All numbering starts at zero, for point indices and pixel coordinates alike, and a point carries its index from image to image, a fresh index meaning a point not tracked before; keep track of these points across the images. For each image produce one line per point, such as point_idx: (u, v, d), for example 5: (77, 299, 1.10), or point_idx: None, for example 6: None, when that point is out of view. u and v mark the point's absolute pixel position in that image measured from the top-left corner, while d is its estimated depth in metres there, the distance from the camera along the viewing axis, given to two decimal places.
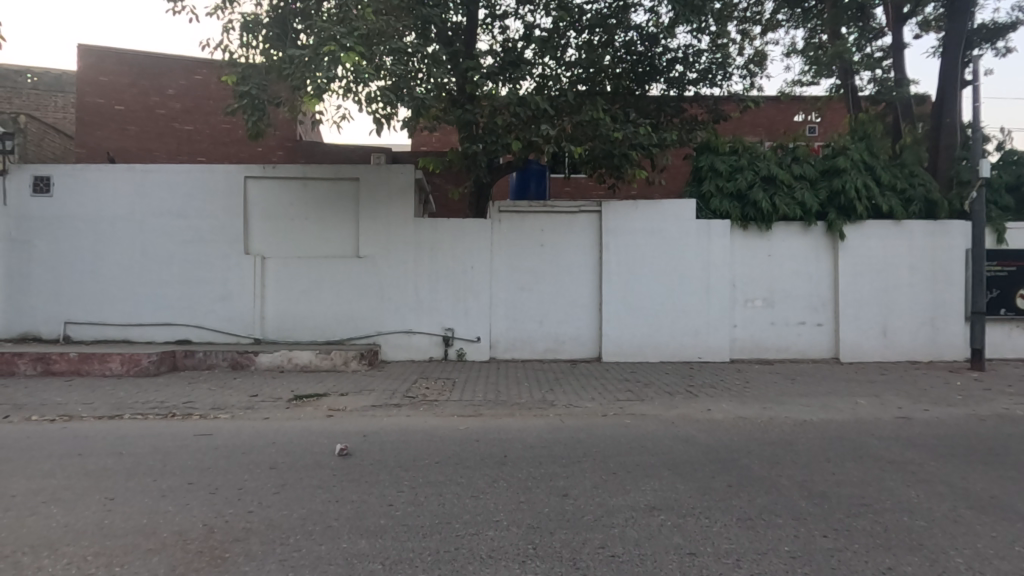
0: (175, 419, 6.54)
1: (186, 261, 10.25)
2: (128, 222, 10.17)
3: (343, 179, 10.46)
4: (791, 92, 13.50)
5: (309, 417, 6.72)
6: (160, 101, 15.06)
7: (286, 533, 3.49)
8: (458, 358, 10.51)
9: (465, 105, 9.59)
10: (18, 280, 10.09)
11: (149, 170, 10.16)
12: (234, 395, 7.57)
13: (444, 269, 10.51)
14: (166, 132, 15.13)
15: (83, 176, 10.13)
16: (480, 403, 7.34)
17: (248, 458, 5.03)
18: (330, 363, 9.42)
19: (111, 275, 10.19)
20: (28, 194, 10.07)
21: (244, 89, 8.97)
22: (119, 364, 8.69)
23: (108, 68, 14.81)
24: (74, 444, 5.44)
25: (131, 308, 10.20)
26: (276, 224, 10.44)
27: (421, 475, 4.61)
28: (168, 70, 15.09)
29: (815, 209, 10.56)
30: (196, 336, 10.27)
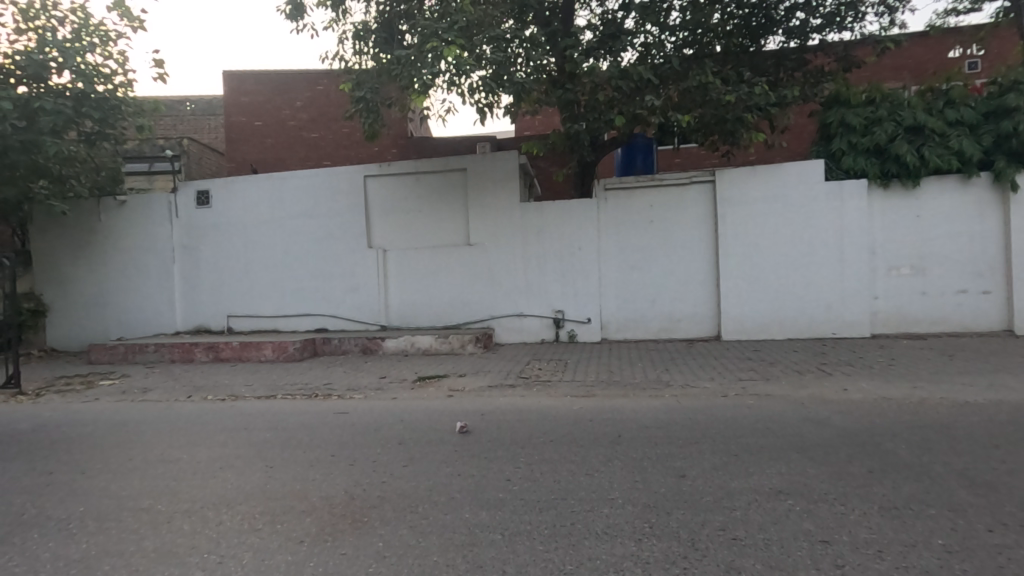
0: (318, 399, 7.32)
1: (320, 257, 11.33)
2: (271, 225, 11.44)
3: (452, 170, 10.88)
4: (943, 24, 11.65)
5: (431, 397, 7.19)
6: (290, 114, 16.66)
7: (415, 502, 3.79)
8: (570, 339, 10.57)
9: (566, 85, 9.48)
10: (190, 281, 11.73)
11: (285, 177, 11.32)
12: (366, 377, 8.30)
13: (552, 251, 10.58)
14: (296, 141, 16.71)
15: (234, 188, 11.53)
16: (592, 383, 7.37)
17: (380, 434, 5.51)
18: (448, 347, 9.95)
19: (261, 273, 11.55)
20: (193, 207, 11.64)
21: (360, 94, 9.64)
22: (271, 351, 9.88)
23: (247, 89, 16.64)
24: (240, 419, 6.32)
25: (278, 301, 11.51)
26: (393, 218, 11.16)
27: (536, 453, 4.75)
28: (295, 85, 16.62)
29: (976, 158, 9.12)
30: (332, 325, 11.34)
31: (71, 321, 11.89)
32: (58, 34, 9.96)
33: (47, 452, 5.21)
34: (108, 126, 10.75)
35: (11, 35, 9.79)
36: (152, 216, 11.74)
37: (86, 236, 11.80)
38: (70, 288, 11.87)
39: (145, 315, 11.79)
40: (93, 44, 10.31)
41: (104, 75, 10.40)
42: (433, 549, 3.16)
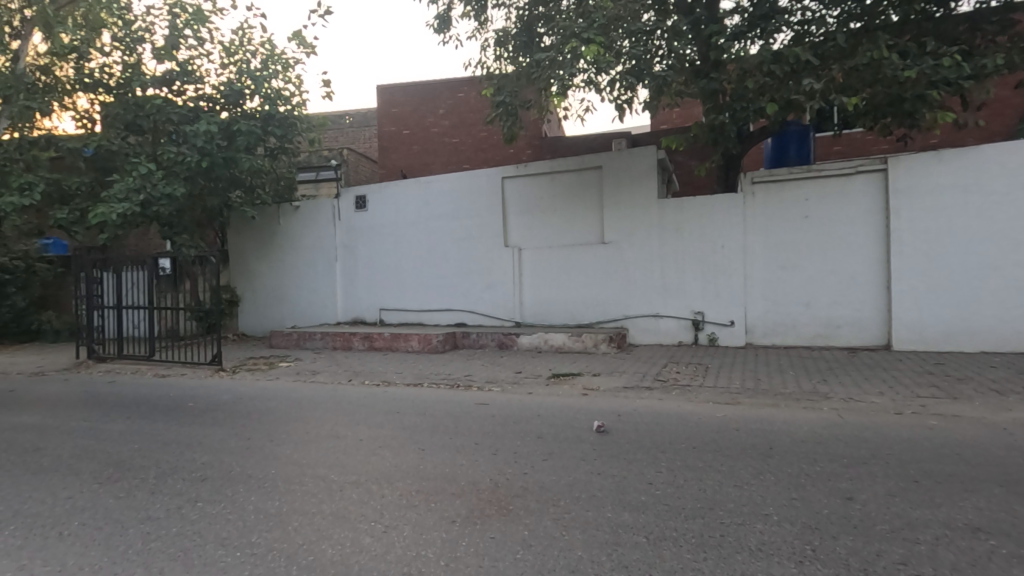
0: (460, 389, 7.78)
1: (460, 255, 11.99)
2: (418, 225, 12.35)
3: (587, 169, 10.87)
4: None
5: (567, 394, 7.27)
6: (434, 121, 17.80)
7: (557, 496, 3.87)
8: (709, 342, 10.03)
9: (710, 74, 8.99)
10: (350, 277, 13.08)
11: (431, 181, 12.15)
12: (503, 371, 8.63)
13: (692, 250, 10.12)
14: (439, 147, 17.81)
15: (387, 192, 12.63)
16: (737, 390, 6.93)
17: (519, 426, 5.71)
18: (581, 345, 9.98)
19: (408, 270, 12.51)
20: (353, 210, 12.95)
21: (500, 98, 10.00)
22: (417, 342, 10.67)
23: (397, 100, 18.06)
24: (394, 404, 6.94)
25: (423, 297, 12.39)
26: (529, 218, 11.44)
27: (678, 458, 4.60)
28: (438, 94, 17.73)
29: None
30: (470, 320, 11.94)
31: (257, 310, 13.88)
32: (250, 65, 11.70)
33: (245, 420, 6.17)
34: (287, 141, 12.40)
35: (217, 69, 11.70)
36: (319, 219, 13.28)
37: (269, 237, 13.68)
38: (257, 283, 13.86)
39: (314, 306, 13.39)
40: (276, 71, 11.96)
41: (284, 97, 12.01)
42: (577, 543, 3.21)
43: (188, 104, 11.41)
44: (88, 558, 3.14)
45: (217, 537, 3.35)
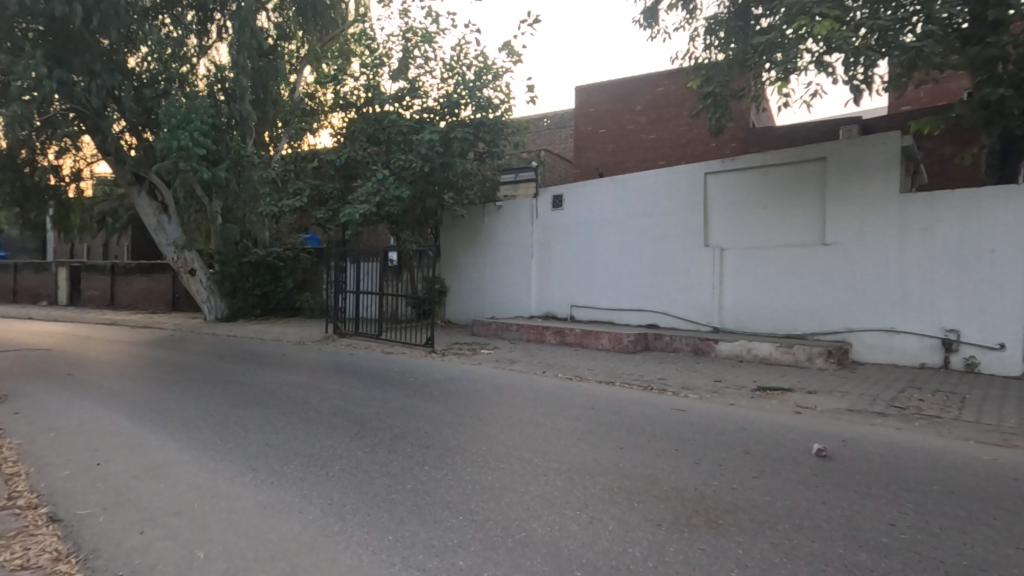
0: (653, 392, 7.60)
1: (655, 255, 11.67)
2: (613, 224, 12.33)
3: (807, 161, 9.71)
4: None
5: (775, 410, 6.61)
6: (631, 118, 17.49)
7: (774, 519, 3.55)
8: (966, 368, 8.23)
9: (985, 38, 7.33)
10: (544, 274, 13.60)
11: (628, 179, 12.04)
12: (700, 378, 8.18)
13: (947, 255, 8.39)
14: (635, 144, 17.41)
15: (583, 191, 12.85)
16: (1011, 432, 5.53)
17: (722, 438, 5.36)
18: (791, 358, 8.98)
19: (601, 269, 12.56)
20: (550, 209, 13.44)
21: (709, 89, 9.42)
22: (608, 340, 10.70)
23: (594, 100, 18.12)
24: (587, 399, 7.06)
25: (614, 295, 12.32)
26: (733, 216, 10.64)
27: (929, 501, 3.86)
28: (636, 90, 17.42)
29: None
30: (663, 322, 11.55)
31: (462, 300, 15.27)
32: (466, 77, 12.89)
33: (456, 399, 6.85)
34: (494, 145, 13.41)
35: (439, 84, 13.10)
36: (519, 217, 14.06)
37: (474, 234, 14.93)
38: (462, 276, 15.24)
39: (510, 300, 14.26)
40: (488, 81, 12.97)
41: (494, 105, 12.95)
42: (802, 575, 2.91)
43: (415, 116, 12.98)
44: (347, 498, 3.80)
45: (442, 499, 3.77)
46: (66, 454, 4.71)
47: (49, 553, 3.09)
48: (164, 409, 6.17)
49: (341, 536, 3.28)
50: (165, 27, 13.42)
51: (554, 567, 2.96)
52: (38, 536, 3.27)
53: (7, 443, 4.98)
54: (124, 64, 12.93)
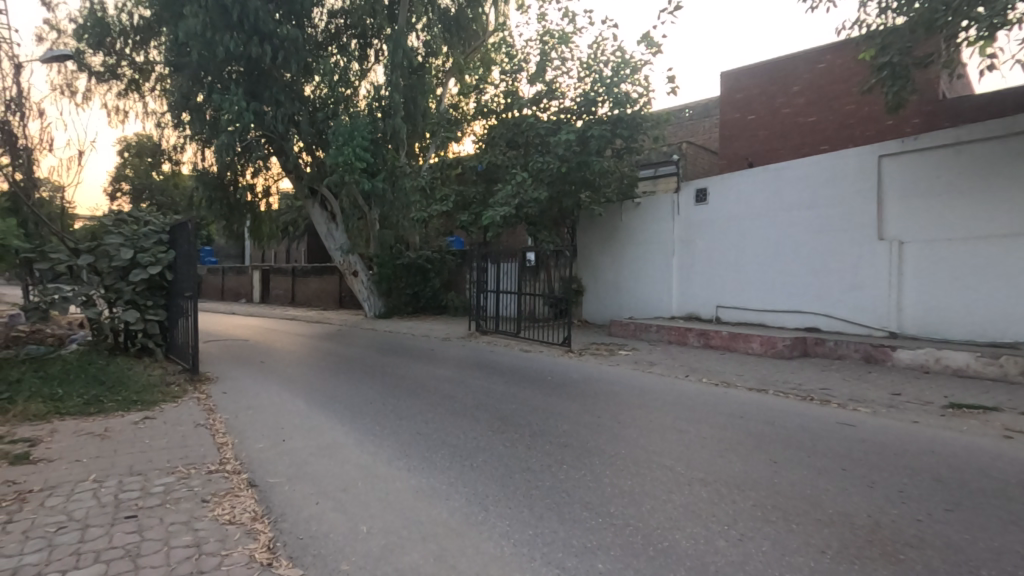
0: (813, 403, 6.84)
1: (816, 251, 10.50)
2: (765, 218, 11.34)
3: (1020, 134, 8.06)
4: None
5: (975, 432, 5.56)
6: (786, 101, 15.70)
7: (974, 563, 2.99)
8: None
9: None
10: (686, 272, 12.94)
11: (784, 168, 10.99)
12: (873, 390, 7.19)
13: None
14: (791, 128, 15.63)
15: (730, 183, 11.99)
16: None
17: (903, 461, 4.65)
18: (997, 371, 7.51)
19: (751, 267, 11.62)
20: (693, 204, 12.75)
21: (885, 59, 8.20)
22: (759, 344, 9.88)
23: (743, 84, 16.51)
24: (736, 407, 6.56)
25: (766, 295, 11.33)
26: (916, 204, 9.20)
27: None
28: (793, 69, 15.55)
29: None
30: (825, 325, 10.36)
31: (599, 300, 15.13)
32: (603, 74, 12.74)
33: (594, 400, 6.80)
34: (633, 141, 13.08)
35: (575, 84, 13.10)
36: (659, 214, 13.54)
37: (611, 233, 14.70)
38: (600, 275, 15.09)
39: (650, 300, 13.80)
40: (625, 75, 12.69)
41: (632, 100, 12.65)
42: None
43: (552, 118, 13.12)
44: (490, 490, 3.96)
45: (581, 500, 3.77)
46: (260, 430, 5.54)
47: (249, 512, 3.65)
48: (334, 396, 6.96)
49: (484, 526, 3.43)
50: (334, 57, 15.17)
51: None
52: (240, 497, 3.88)
53: (218, 417, 5.99)
54: (302, 92, 14.82)
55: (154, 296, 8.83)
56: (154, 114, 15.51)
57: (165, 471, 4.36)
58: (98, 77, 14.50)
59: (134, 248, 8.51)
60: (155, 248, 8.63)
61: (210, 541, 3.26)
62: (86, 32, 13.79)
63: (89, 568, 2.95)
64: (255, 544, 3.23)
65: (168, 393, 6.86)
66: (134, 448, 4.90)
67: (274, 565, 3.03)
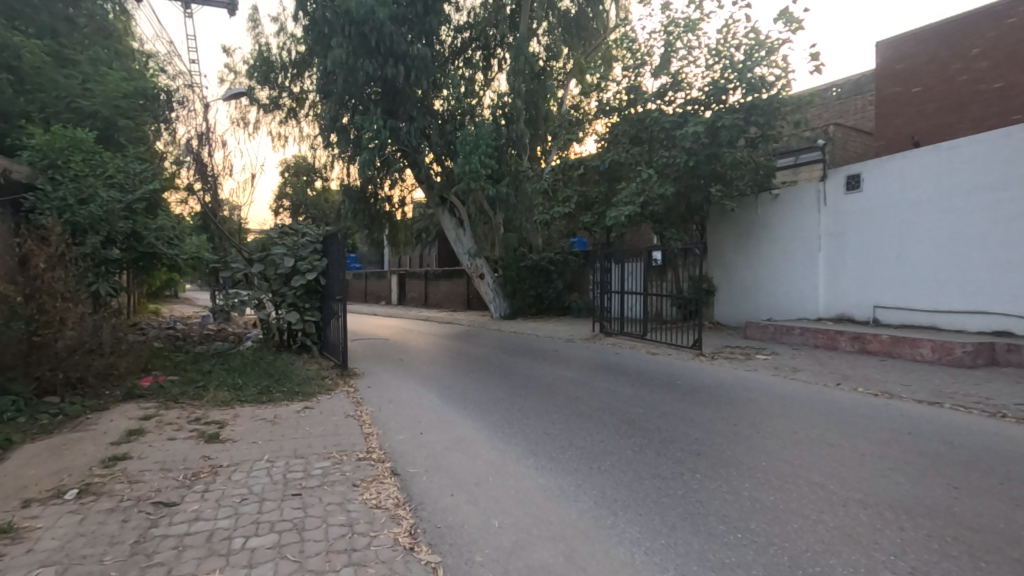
0: (1005, 421, 5.79)
1: (1007, 241, 8.91)
2: (936, 204, 9.84)
3: None
4: None
5: None
6: (963, 67, 13.46)
7: None
8: None
9: None
10: (835, 269, 11.66)
11: (960, 145, 9.46)
12: None
13: None
14: (970, 99, 13.38)
15: (890, 166, 10.58)
16: None
17: None
18: None
19: (918, 261, 10.16)
20: (843, 192, 11.45)
21: None
22: (930, 350, 8.59)
23: (905, 53, 14.46)
24: (902, 421, 5.76)
25: (939, 294, 9.83)
26: None
27: None
28: (972, 29, 13.31)
29: None
30: (1021, 329, 8.76)
31: (732, 300, 14.19)
32: (734, 59, 11.94)
33: (728, 406, 6.39)
34: (769, 128, 12.10)
35: (703, 72, 12.41)
36: (802, 205, 12.34)
37: (745, 228, 13.71)
38: (732, 274, 14.15)
39: (792, 300, 12.64)
40: (760, 58, 11.78)
41: (767, 83, 11.70)
42: None
43: (678, 110, 12.56)
44: (619, 494, 3.89)
45: (717, 512, 3.56)
46: (400, 423, 5.98)
47: (393, 499, 3.96)
48: (464, 393, 7.31)
49: (613, 531, 3.37)
50: (460, 70, 15.96)
51: None
52: (384, 485, 4.22)
53: (364, 410, 6.58)
54: (432, 107, 15.76)
55: (311, 299, 9.94)
56: (308, 137, 17.48)
57: (322, 456, 4.89)
58: (264, 109, 16.70)
59: (295, 257, 9.66)
60: (312, 256, 9.72)
61: (361, 522, 3.59)
62: (255, 71, 15.96)
63: (265, 536, 3.41)
64: (399, 529, 3.50)
65: (323, 386, 7.68)
66: (297, 434, 5.56)
67: (416, 549, 3.25)
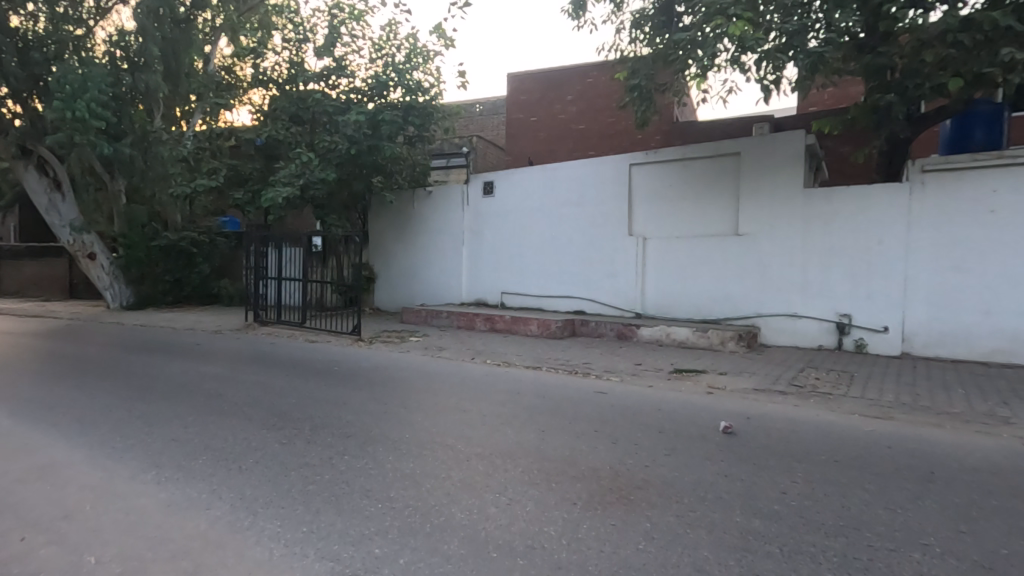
0: (578, 376, 7.81)
1: (583, 244, 11.94)
2: (543, 212, 12.47)
3: (723, 155, 10.29)
4: None
5: (690, 390, 6.99)
6: (561, 108, 17.35)
7: (682, 493, 3.70)
8: (857, 349, 9.07)
9: (878, 48, 8.05)
10: (474, 260, 13.58)
11: (556, 168, 12.22)
12: (623, 362, 8.55)
13: (843, 246, 9.18)
14: (567, 134, 17.32)
15: (513, 178, 12.89)
16: (890, 405, 6.13)
17: (641, 419, 5.58)
18: (706, 342, 9.53)
19: (531, 256, 12.68)
20: (481, 195, 13.40)
21: (634, 81, 9.47)
22: (536, 327, 10.89)
23: (527, 88, 17.82)
24: (516, 384, 7.16)
25: (545, 282, 12.49)
26: (659, 207, 11.05)
27: (817, 471, 4.14)
28: (567, 80, 17.26)
29: None
30: (589, 309, 11.88)
31: (390, 288, 15.00)
32: (395, 59, 12.56)
33: (381, 388, 6.75)
34: (425, 130, 13.13)
35: (366, 64, 12.68)
36: (450, 203, 13.93)
37: (403, 220, 14.66)
38: (391, 262, 14.96)
39: (440, 287, 14.15)
40: (418, 64, 12.69)
41: (423, 88, 12.71)
42: (702, 544, 3.05)
43: (341, 96, 12.48)
44: (260, 492, 3.67)
45: (361, 489, 3.73)
46: None
47: None
48: (57, 405, 5.69)
49: (251, 532, 3.17)
50: None
51: (471, 549, 2.98)
52: None
53: None
54: (5, 23, 11.56)
55: None
56: None
57: None
58: None
59: None
60: None
61: None
62: None
63: None
64: None
65: None
66: None
67: None
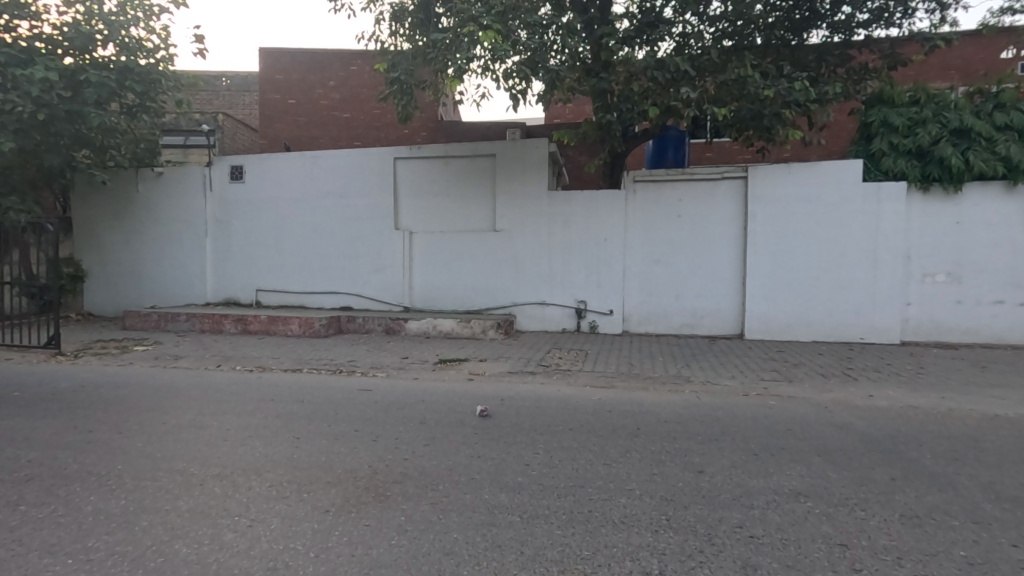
0: (342, 374, 7.50)
1: (347, 237, 11.47)
2: (302, 202, 11.59)
3: (481, 156, 10.94)
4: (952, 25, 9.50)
5: (453, 378, 7.31)
6: (323, 93, 16.38)
7: (436, 481, 3.82)
8: (591, 330, 10.61)
9: (600, 73, 9.36)
10: (222, 254, 11.96)
11: (316, 156, 11.45)
12: (389, 356, 8.51)
13: (579, 242, 10.61)
14: (329, 121, 16.42)
15: (267, 164, 11.67)
16: (612, 375, 7.34)
17: (403, 412, 5.61)
18: (469, 331, 10.04)
19: (289, 250, 11.69)
20: (227, 181, 11.83)
21: (394, 75, 9.42)
22: (298, 326, 10.10)
23: (284, 67, 16.33)
24: (269, 390, 6.53)
25: (306, 277, 11.66)
26: (423, 201, 11.24)
27: (555, 440, 4.71)
28: (329, 64, 16.34)
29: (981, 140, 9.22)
30: (356, 304, 11.50)
31: (107, 287, 12.30)
32: (103, 7, 10.10)
33: (86, 411, 5.45)
34: (148, 100, 10.92)
35: (59, 6, 9.97)
36: (188, 188, 11.98)
37: (123, 205, 12.13)
38: (109, 256, 12.28)
39: (177, 285, 12.10)
40: (135, 17, 10.41)
41: (145, 49, 10.49)
42: (454, 526, 3.19)
43: (20, 43, 9.63)
44: None
45: (43, 545, 2.94)
46: None
47: None
48: None
49: None
50: None
51: None
52: None
53: None
54: None
55: None
56: None
57: None
58: None
59: None
60: None
61: None
62: None
63: None
64: None
65: None
66: None
67: None
